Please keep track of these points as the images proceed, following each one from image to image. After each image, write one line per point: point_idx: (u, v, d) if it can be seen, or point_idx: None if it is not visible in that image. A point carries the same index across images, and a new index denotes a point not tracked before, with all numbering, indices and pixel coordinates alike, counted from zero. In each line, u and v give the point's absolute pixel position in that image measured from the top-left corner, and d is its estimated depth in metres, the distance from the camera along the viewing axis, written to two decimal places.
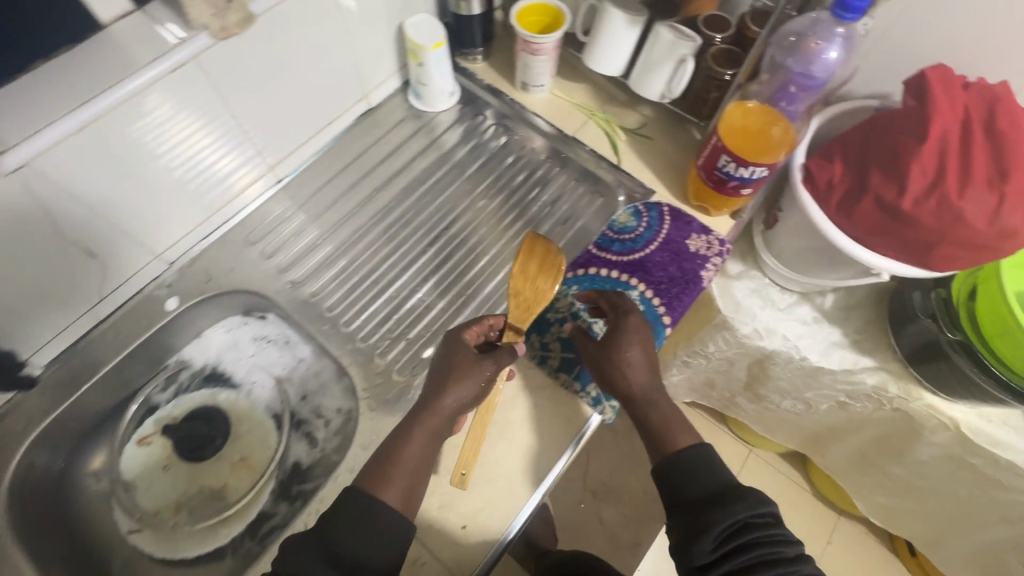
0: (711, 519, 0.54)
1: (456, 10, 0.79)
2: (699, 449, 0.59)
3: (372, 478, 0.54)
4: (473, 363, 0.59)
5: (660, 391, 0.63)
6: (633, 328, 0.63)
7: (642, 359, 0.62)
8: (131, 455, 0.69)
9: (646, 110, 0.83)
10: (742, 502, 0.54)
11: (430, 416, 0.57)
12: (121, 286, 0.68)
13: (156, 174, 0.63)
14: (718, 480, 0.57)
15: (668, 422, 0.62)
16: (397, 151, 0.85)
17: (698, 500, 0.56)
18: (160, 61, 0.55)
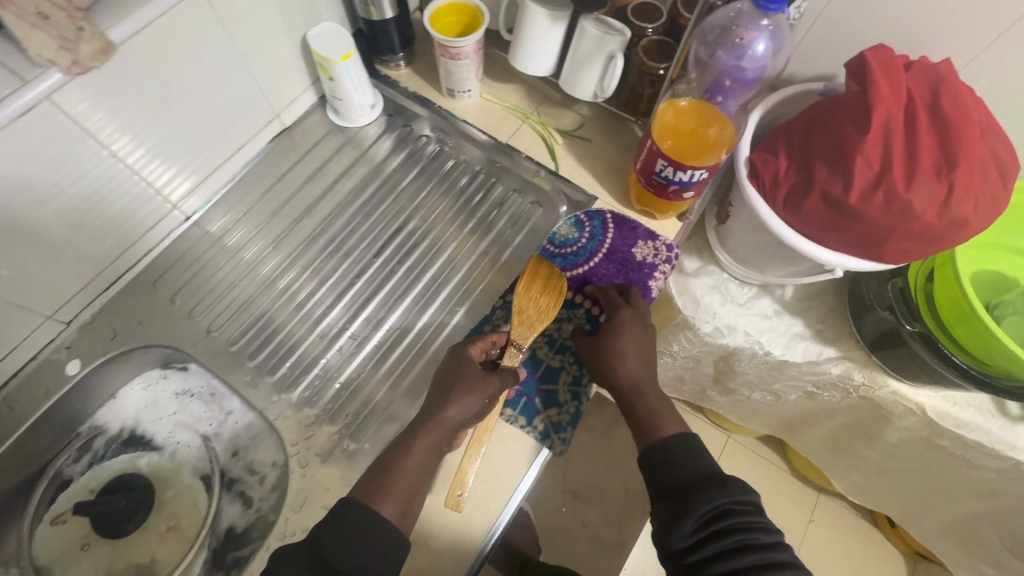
0: (689, 505, 0.52)
1: (366, 16, 0.72)
2: (685, 439, 0.57)
3: (370, 494, 0.52)
4: (476, 376, 0.57)
5: (648, 385, 0.62)
6: (631, 320, 0.62)
7: (637, 353, 0.61)
8: (44, 537, 0.63)
9: (584, 109, 0.78)
10: (722, 487, 0.52)
11: (431, 427, 0.55)
12: (9, 355, 0.61)
13: (29, 230, 0.56)
14: (699, 468, 0.55)
15: (657, 412, 0.60)
16: (319, 173, 0.78)
17: (678, 487, 0.54)
18: (3, 107, 0.47)
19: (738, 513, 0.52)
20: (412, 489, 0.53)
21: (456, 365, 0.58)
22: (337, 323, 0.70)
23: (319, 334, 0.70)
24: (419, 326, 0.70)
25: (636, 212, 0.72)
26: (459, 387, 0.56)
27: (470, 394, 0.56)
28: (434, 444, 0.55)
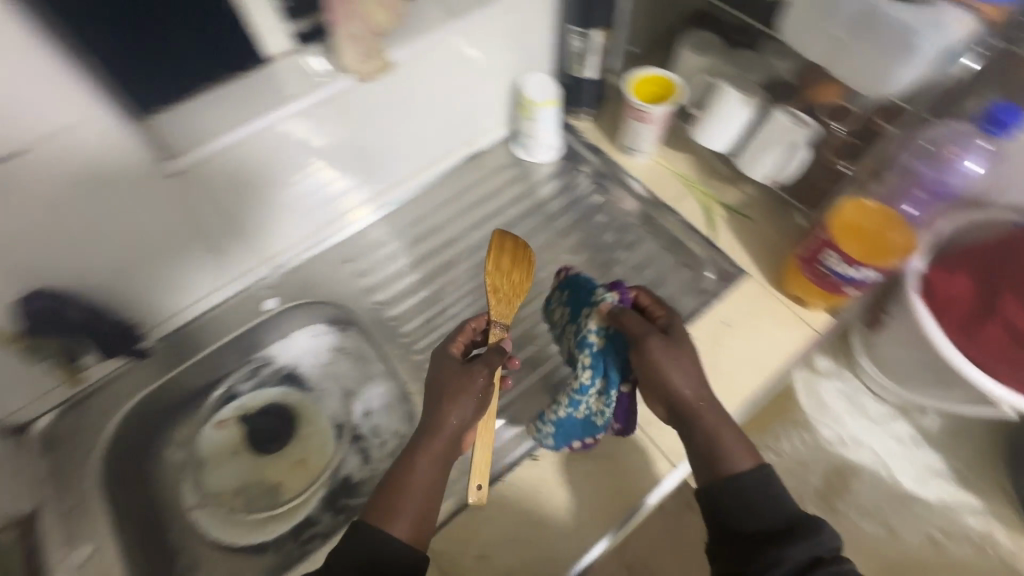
0: (761, 557, 0.51)
1: (570, 71, 0.82)
2: (757, 474, 0.55)
3: (380, 510, 0.53)
4: (458, 375, 0.58)
5: (717, 412, 0.58)
6: (673, 341, 0.58)
7: (692, 378, 0.57)
8: (208, 435, 0.74)
9: (749, 189, 0.82)
10: (800, 540, 0.51)
11: (432, 433, 0.56)
12: (232, 281, 0.77)
13: (284, 190, 0.70)
14: (780, 514, 0.53)
15: (727, 444, 0.56)
16: (493, 195, 0.88)
17: (751, 536, 0.52)
18: (309, 96, 0.62)
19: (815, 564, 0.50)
20: (426, 497, 0.55)
21: (439, 372, 0.59)
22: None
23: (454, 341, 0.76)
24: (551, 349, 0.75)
25: (787, 295, 0.73)
26: (448, 392, 0.57)
27: (450, 395, 0.57)
28: (434, 461, 0.55)
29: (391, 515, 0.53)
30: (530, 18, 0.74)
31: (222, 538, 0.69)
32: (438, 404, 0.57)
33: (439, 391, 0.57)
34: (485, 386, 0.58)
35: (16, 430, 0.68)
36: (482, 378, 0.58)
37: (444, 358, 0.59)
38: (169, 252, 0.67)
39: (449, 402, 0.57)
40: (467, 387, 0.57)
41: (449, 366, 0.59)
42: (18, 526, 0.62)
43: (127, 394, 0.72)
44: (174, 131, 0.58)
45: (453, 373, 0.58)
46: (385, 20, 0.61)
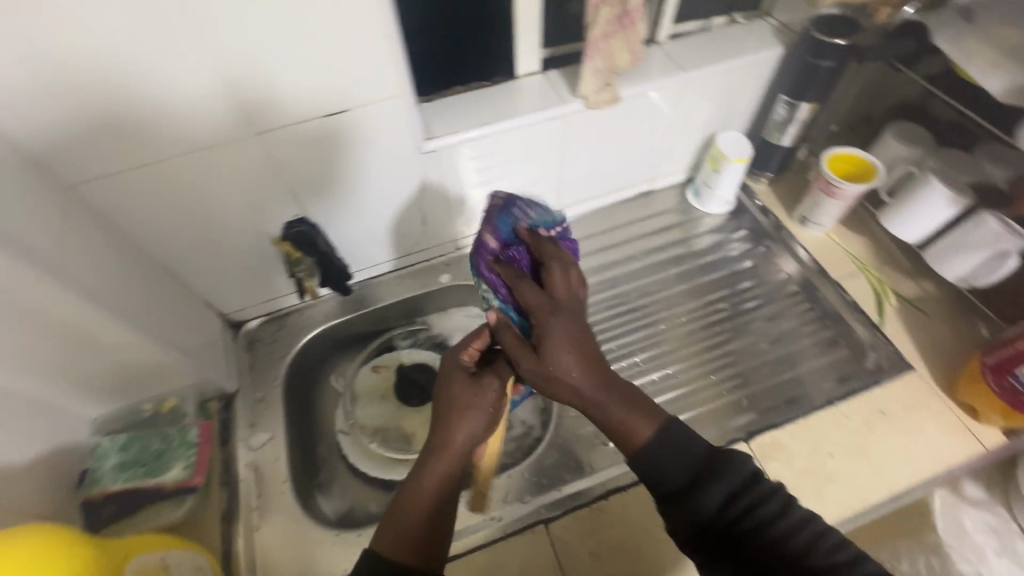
0: (700, 508, 0.47)
1: (765, 136, 0.86)
2: (667, 435, 0.49)
3: (391, 532, 0.48)
4: (468, 388, 0.55)
5: (612, 383, 0.50)
6: (569, 345, 0.50)
7: (585, 372, 0.50)
8: (365, 373, 0.83)
9: (928, 286, 0.80)
10: (715, 482, 0.47)
11: (446, 449, 0.52)
12: (411, 254, 0.86)
13: (491, 186, 0.79)
14: (691, 464, 0.49)
15: (617, 415, 0.50)
16: (658, 231, 0.92)
17: (676, 488, 0.48)
18: (544, 112, 0.71)
19: (765, 515, 0.46)
20: (433, 513, 0.49)
21: (444, 388, 0.56)
22: (611, 354, 0.79)
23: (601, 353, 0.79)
24: (694, 387, 0.76)
25: (958, 404, 0.70)
26: (457, 404, 0.54)
27: (462, 403, 0.54)
28: (443, 476, 0.51)
29: (394, 531, 0.48)
30: (745, 80, 0.79)
31: (356, 463, 0.76)
32: (446, 420, 0.53)
33: (444, 405, 0.55)
34: (497, 399, 0.56)
35: (233, 325, 0.81)
36: (492, 388, 0.55)
37: (452, 371, 0.57)
38: (389, 217, 0.77)
39: (457, 416, 0.54)
40: (467, 395, 0.55)
41: (456, 379, 0.56)
42: (222, 399, 0.74)
43: (316, 321, 0.84)
44: (433, 120, 0.71)
45: (455, 388, 0.55)
46: (625, 61, 0.69)
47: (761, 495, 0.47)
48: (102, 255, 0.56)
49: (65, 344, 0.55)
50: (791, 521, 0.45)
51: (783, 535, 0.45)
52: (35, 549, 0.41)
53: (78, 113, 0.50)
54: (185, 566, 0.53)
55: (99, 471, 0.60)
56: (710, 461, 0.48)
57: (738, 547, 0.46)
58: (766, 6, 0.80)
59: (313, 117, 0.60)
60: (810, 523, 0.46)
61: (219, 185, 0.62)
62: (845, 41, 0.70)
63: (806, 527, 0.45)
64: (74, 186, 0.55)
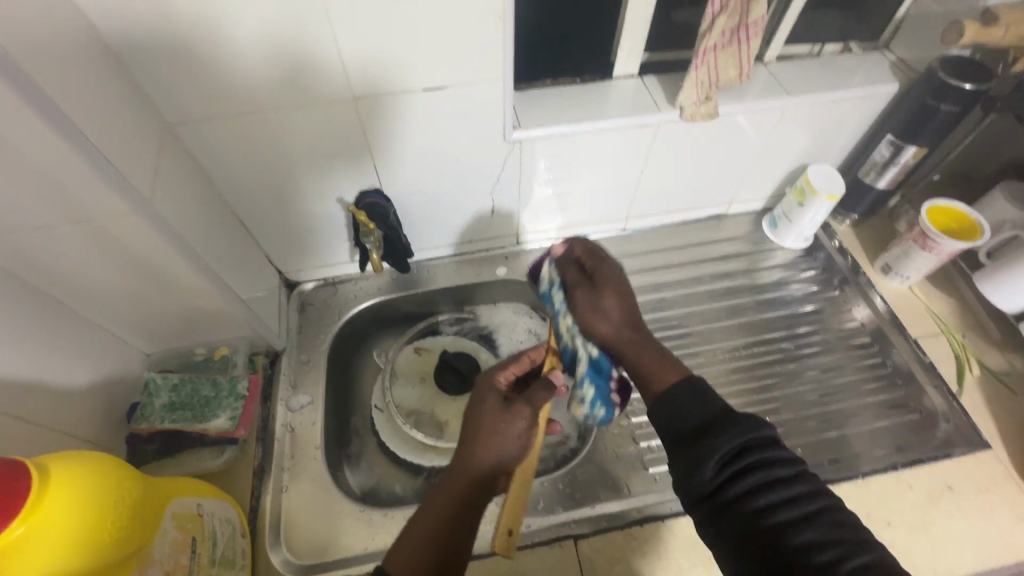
0: (707, 456, 0.42)
1: (860, 175, 0.81)
2: (684, 384, 0.46)
3: (404, 550, 0.46)
4: (498, 414, 0.52)
5: (643, 337, 0.50)
6: (609, 288, 0.52)
7: (620, 309, 0.51)
8: (407, 354, 0.82)
9: (1017, 360, 0.75)
10: (731, 431, 0.42)
11: (467, 475, 0.50)
12: (471, 242, 0.84)
13: (568, 184, 0.77)
14: (707, 413, 0.44)
15: (646, 357, 0.49)
16: (726, 256, 0.88)
17: (685, 435, 0.44)
18: (638, 116, 0.69)
19: (773, 477, 0.41)
20: (445, 536, 0.47)
21: (474, 411, 0.54)
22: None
23: None
24: None
25: None
26: (484, 428, 0.52)
27: (489, 428, 0.51)
28: (457, 498, 0.49)
29: (402, 549, 0.46)
30: (853, 114, 0.75)
31: (385, 440, 0.75)
32: (474, 439, 0.51)
33: (472, 428, 0.52)
34: (527, 430, 0.52)
35: (288, 284, 0.82)
36: (524, 410, 0.52)
37: (488, 389, 0.55)
38: (460, 201, 0.76)
39: (486, 436, 0.51)
40: (496, 422, 0.52)
41: (486, 403, 0.54)
42: (269, 355, 0.74)
43: (368, 293, 0.83)
44: (523, 112, 0.69)
45: (485, 412, 0.53)
46: (730, 78, 0.67)
47: (774, 456, 0.42)
48: (187, 197, 0.57)
49: (141, 280, 0.55)
50: (799, 490, 0.41)
51: (789, 501, 0.40)
52: (104, 475, 0.41)
53: (192, 55, 0.51)
54: (215, 516, 0.54)
55: (149, 407, 0.61)
56: (729, 414, 0.43)
57: (736, 503, 0.41)
58: (885, 40, 0.76)
59: (410, 89, 0.59)
60: (819, 497, 0.40)
61: (306, 144, 0.62)
62: (975, 85, 0.66)
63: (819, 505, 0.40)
64: (172, 125, 0.56)
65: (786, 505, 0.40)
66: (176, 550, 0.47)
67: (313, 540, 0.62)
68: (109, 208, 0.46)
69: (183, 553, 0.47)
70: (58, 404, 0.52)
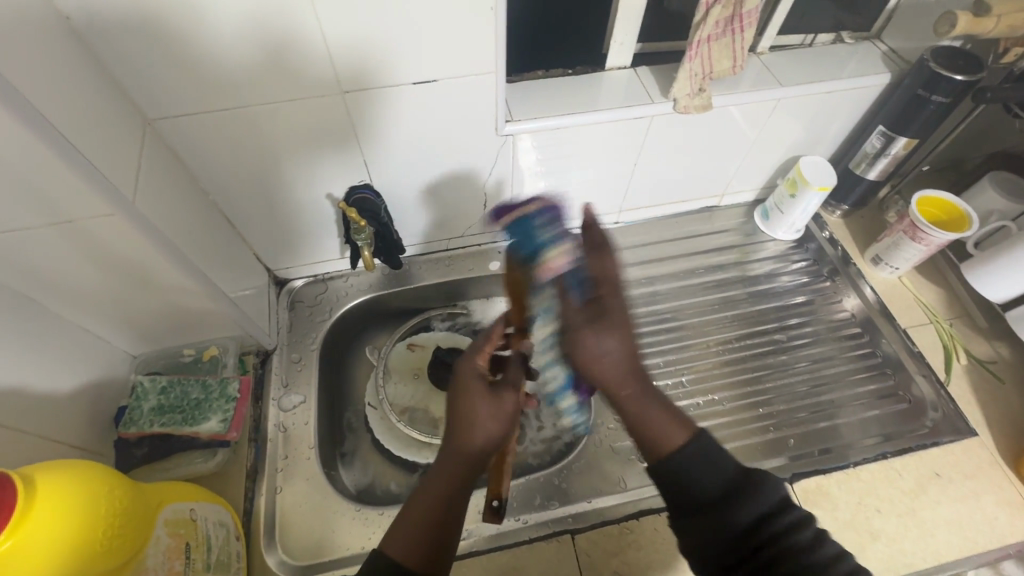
0: (730, 524, 0.44)
1: (851, 166, 0.82)
2: (695, 444, 0.46)
3: (399, 539, 0.45)
4: (488, 399, 0.50)
5: (647, 385, 0.48)
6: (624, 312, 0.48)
7: (623, 353, 0.47)
8: (400, 351, 0.81)
9: (1003, 349, 0.76)
10: (750, 498, 0.44)
11: (461, 468, 0.48)
12: (463, 236, 0.83)
13: (561, 177, 0.76)
14: (723, 479, 0.45)
15: (653, 416, 0.47)
16: (718, 248, 0.88)
17: (701, 504, 0.45)
18: (630, 108, 0.68)
19: (797, 543, 0.43)
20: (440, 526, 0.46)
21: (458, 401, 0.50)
22: (658, 369, 0.77)
23: (646, 366, 0.77)
24: (741, 417, 0.73)
25: (1019, 479, 0.66)
26: (472, 418, 0.49)
27: (477, 423, 0.49)
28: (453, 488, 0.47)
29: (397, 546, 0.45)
30: (844, 105, 0.75)
31: (380, 438, 0.75)
32: (465, 425, 0.49)
33: (457, 417, 0.49)
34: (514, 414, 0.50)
35: (278, 282, 0.80)
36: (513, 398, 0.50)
37: (472, 371, 0.52)
38: (451, 195, 0.75)
39: (475, 423, 0.49)
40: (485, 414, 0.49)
41: (473, 387, 0.51)
42: (259, 354, 0.73)
43: (358, 289, 0.82)
44: (515, 104, 0.68)
45: (474, 403, 0.49)
46: (723, 70, 0.66)
47: (795, 520, 0.44)
48: (170, 195, 0.55)
49: (125, 281, 0.54)
50: (819, 553, 0.42)
51: (812, 565, 0.42)
52: (94, 485, 0.40)
53: (172, 47, 0.49)
54: (209, 520, 0.53)
55: (137, 411, 0.60)
56: (744, 481, 0.45)
57: (761, 573, 0.42)
58: (877, 30, 0.76)
59: (400, 82, 0.58)
60: (837, 557, 0.43)
61: (293, 139, 0.61)
62: (966, 77, 0.65)
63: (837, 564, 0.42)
64: (153, 121, 0.54)
65: (813, 571, 0.42)
66: (169, 556, 0.46)
67: (309, 541, 0.62)
68: (91, 209, 0.45)
69: (177, 559, 0.47)
70: (42, 411, 0.50)
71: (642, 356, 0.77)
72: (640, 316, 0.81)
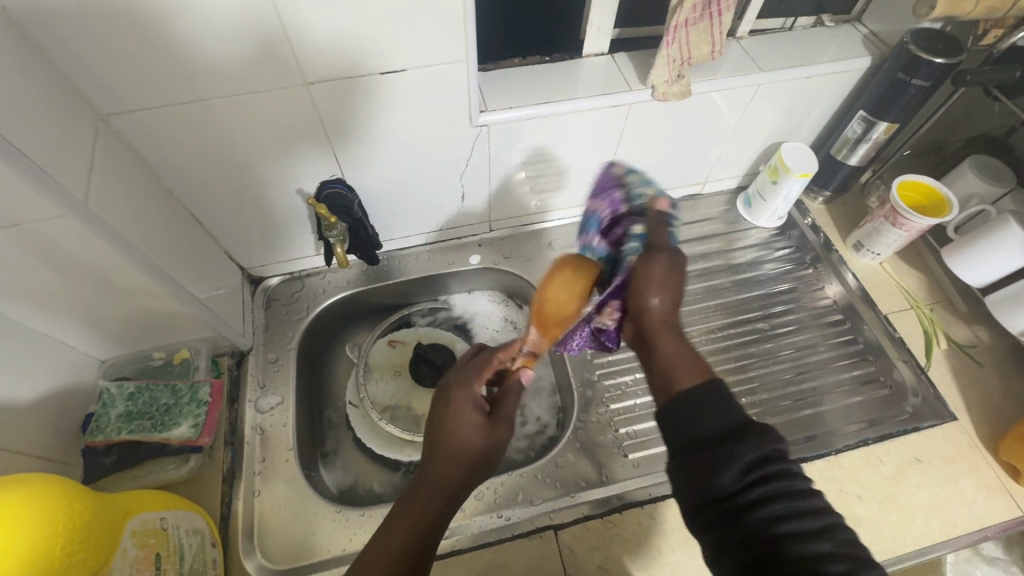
0: (715, 465, 0.41)
1: (833, 152, 0.81)
2: (707, 390, 0.45)
3: (389, 545, 0.45)
4: (480, 419, 0.52)
5: (680, 332, 0.51)
6: (681, 269, 0.54)
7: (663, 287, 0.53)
8: (380, 347, 0.79)
9: (982, 333, 0.76)
10: (747, 443, 0.41)
11: (450, 476, 0.49)
12: (442, 230, 0.81)
13: (540, 168, 0.75)
14: (722, 422, 0.43)
15: (668, 357, 0.49)
16: (702, 237, 0.87)
17: (699, 439, 0.43)
18: (609, 97, 0.66)
19: (789, 490, 0.39)
20: (426, 531, 0.47)
21: (447, 414, 0.52)
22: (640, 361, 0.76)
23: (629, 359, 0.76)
24: None
25: (998, 462, 0.67)
26: (460, 432, 0.51)
27: (468, 437, 0.50)
28: (439, 499, 0.49)
29: (379, 544, 0.45)
30: (824, 89, 0.74)
31: (361, 437, 0.73)
32: (458, 441, 0.50)
33: (444, 433, 0.51)
34: (501, 438, 0.52)
35: (253, 281, 0.78)
36: (507, 428, 0.53)
37: (465, 388, 0.53)
38: (428, 188, 0.73)
39: (467, 438, 0.50)
40: (476, 431, 0.51)
41: (467, 406, 0.52)
42: (234, 355, 0.72)
43: (335, 287, 0.80)
44: (489, 93, 0.66)
45: (467, 417, 0.51)
46: (702, 55, 0.65)
47: (794, 473, 0.40)
48: (131, 197, 0.53)
49: (84, 285, 0.52)
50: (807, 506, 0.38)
51: (788, 518, 0.38)
52: (51, 500, 0.39)
53: (121, 38, 0.46)
54: (181, 528, 0.52)
55: (104, 419, 0.58)
56: (745, 424, 0.42)
57: (744, 513, 0.39)
58: (857, 13, 0.75)
59: (367, 72, 0.56)
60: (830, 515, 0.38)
61: (258, 131, 0.59)
62: (946, 60, 0.64)
63: (833, 528, 0.37)
64: (107, 116, 0.52)
65: (787, 519, 0.38)
66: (137, 568, 0.45)
67: (289, 544, 0.61)
68: (37, 211, 0.43)
69: (146, 570, 0.46)
70: (2, 423, 0.48)
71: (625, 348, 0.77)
72: None
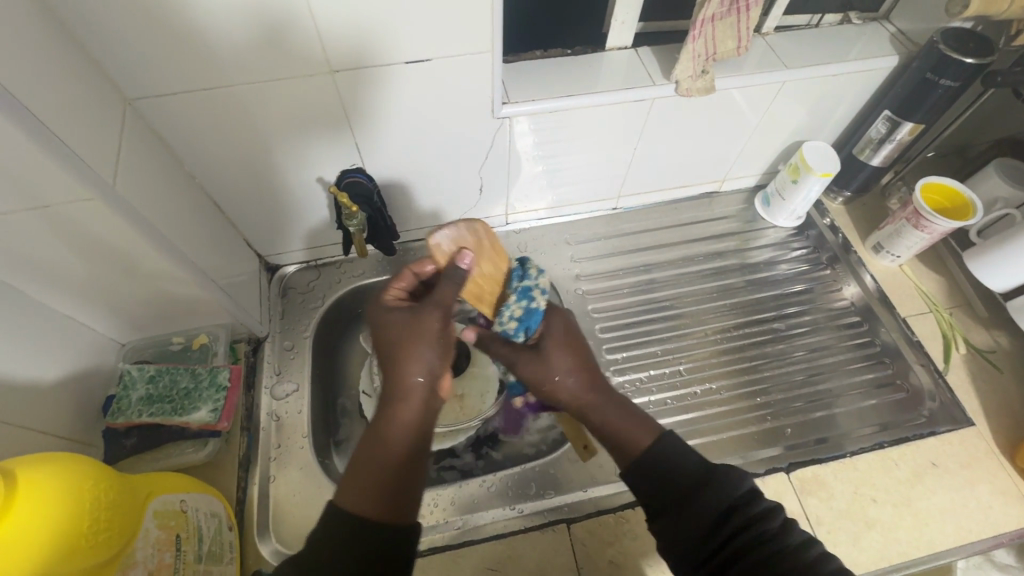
0: (695, 516, 0.44)
1: (854, 152, 0.80)
2: (660, 445, 0.48)
3: (363, 468, 0.44)
4: (408, 322, 0.48)
5: (612, 392, 0.53)
6: (572, 334, 0.56)
7: (574, 355, 0.55)
8: None
9: (1002, 338, 0.76)
10: (721, 487, 0.45)
11: (403, 385, 0.46)
12: None
13: (559, 162, 0.74)
14: (691, 470, 0.46)
15: (612, 421, 0.51)
16: (719, 235, 0.87)
17: (675, 495, 0.45)
18: (631, 91, 0.66)
19: (767, 533, 0.43)
20: (401, 449, 0.44)
21: (384, 334, 0.49)
22: (655, 358, 0.76)
23: (643, 355, 0.76)
24: (737, 406, 0.72)
25: (1015, 468, 0.66)
26: (410, 349, 0.47)
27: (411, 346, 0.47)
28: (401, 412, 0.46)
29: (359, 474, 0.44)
30: (849, 87, 0.73)
31: None
32: (396, 351, 0.47)
33: (388, 356, 0.48)
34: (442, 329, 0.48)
35: (269, 269, 0.79)
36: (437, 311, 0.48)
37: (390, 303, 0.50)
38: (446, 180, 0.73)
39: (406, 345, 0.47)
40: (405, 327, 0.48)
41: (396, 314, 0.49)
42: (251, 342, 0.72)
43: (352, 276, 0.80)
44: (512, 86, 0.66)
45: (396, 324, 0.48)
46: (727, 51, 0.64)
47: (764, 509, 0.44)
48: (156, 181, 0.54)
49: (110, 268, 0.52)
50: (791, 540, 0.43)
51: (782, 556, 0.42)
52: (77, 479, 0.39)
53: (151, 24, 0.47)
54: (200, 510, 0.52)
55: (125, 401, 0.58)
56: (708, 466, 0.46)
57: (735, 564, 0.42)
58: (885, 11, 0.74)
59: (393, 62, 0.56)
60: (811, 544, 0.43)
61: (280, 119, 0.59)
62: (977, 60, 0.63)
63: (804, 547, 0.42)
64: (133, 101, 0.52)
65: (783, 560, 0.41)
66: (159, 549, 0.45)
67: (303, 529, 0.61)
68: (65, 194, 0.43)
69: (167, 551, 0.46)
70: (27, 403, 0.49)
71: (639, 345, 0.77)
72: (637, 305, 0.80)
